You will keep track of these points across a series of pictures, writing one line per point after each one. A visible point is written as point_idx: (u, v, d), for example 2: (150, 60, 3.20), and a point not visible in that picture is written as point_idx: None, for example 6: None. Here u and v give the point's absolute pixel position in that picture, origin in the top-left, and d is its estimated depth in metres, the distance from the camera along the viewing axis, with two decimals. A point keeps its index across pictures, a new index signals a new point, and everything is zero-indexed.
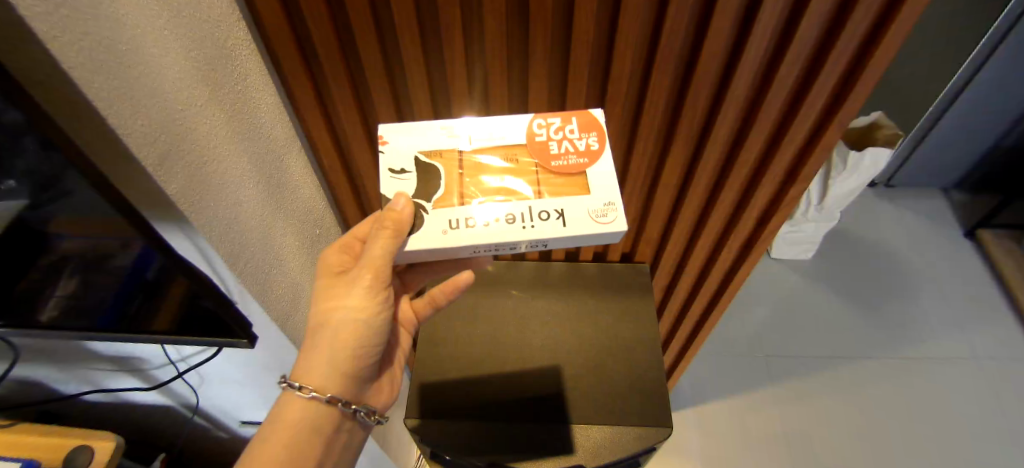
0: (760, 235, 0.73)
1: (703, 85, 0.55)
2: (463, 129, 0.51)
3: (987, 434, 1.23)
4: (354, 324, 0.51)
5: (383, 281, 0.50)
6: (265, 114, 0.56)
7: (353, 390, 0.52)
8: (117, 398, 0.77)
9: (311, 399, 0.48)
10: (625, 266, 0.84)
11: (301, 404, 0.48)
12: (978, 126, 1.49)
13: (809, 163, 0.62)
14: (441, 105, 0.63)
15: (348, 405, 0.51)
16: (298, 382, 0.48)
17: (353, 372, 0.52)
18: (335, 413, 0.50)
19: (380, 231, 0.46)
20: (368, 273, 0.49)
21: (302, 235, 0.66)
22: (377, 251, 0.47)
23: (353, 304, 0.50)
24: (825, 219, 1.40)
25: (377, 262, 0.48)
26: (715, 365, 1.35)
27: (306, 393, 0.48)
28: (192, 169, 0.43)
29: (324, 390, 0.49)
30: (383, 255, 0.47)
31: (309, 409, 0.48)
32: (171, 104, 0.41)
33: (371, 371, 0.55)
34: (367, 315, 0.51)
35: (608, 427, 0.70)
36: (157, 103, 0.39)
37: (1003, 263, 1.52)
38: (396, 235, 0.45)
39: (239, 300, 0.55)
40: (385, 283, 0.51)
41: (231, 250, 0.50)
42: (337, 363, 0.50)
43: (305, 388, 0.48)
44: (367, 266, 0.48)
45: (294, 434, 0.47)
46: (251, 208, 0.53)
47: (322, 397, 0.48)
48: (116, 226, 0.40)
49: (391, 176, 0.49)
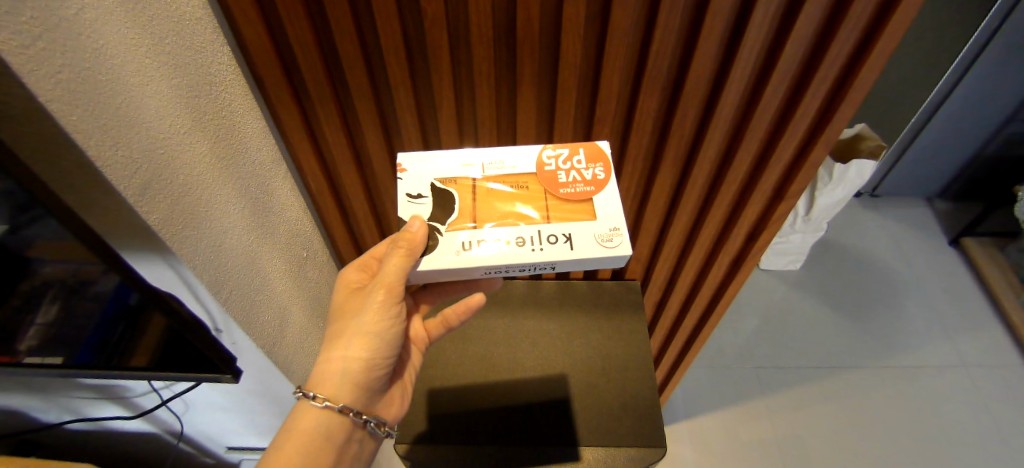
0: (750, 251, 0.74)
1: (690, 104, 0.55)
2: (476, 158, 0.51)
3: (980, 444, 1.23)
4: (365, 337, 0.49)
5: (395, 299, 0.49)
6: (250, 139, 0.55)
7: (363, 402, 0.51)
8: (97, 425, 0.74)
9: (325, 408, 0.47)
10: (616, 284, 0.83)
11: (315, 412, 0.47)
12: (958, 136, 1.53)
13: (797, 181, 0.63)
14: (429, 129, 0.63)
15: (359, 415, 0.50)
16: (313, 392, 0.48)
17: (364, 384, 0.50)
18: (349, 422, 0.49)
19: (393, 251, 0.45)
20: (381, 290, 0.48)
21: (289, 258, 0.65)
22: (390, 271, 0.46)
23: (365, 320, 0.49)
24: (813, 230, 1.42)
25: (390, 281, 0.47)
26: (706, 378, 1.35)
27: (320, 403, 0.47)
28: (172, 199, 0.43)
29: (336, 400, 0.48)
30: (396, 275, 0.46)
31: (324, 418, 0.47)
32: (153, 135, 0.41)
33: (382, 383, 0.54)
34: (380, 328, 0.50)
35: (600, 448, 0.69)
36: (139, 135, 0.39)
37: (988, 269, 1.54)
38: (408, 256, 0.45)
39: (221, 328, 0.54)
40: (398, 299, 0.50)
41: (214, 278, 0.49)
42: (353, 375, 0.49)
43: (319, 398, 0.47)
44: (380, 282, 0.47)
45: (307, 444, 0.46)
46: (234, 233, 0.52)
47: (334, 406, 0.48)
48: (77, 252, 0.38)
49: (408, 200, 0.49)
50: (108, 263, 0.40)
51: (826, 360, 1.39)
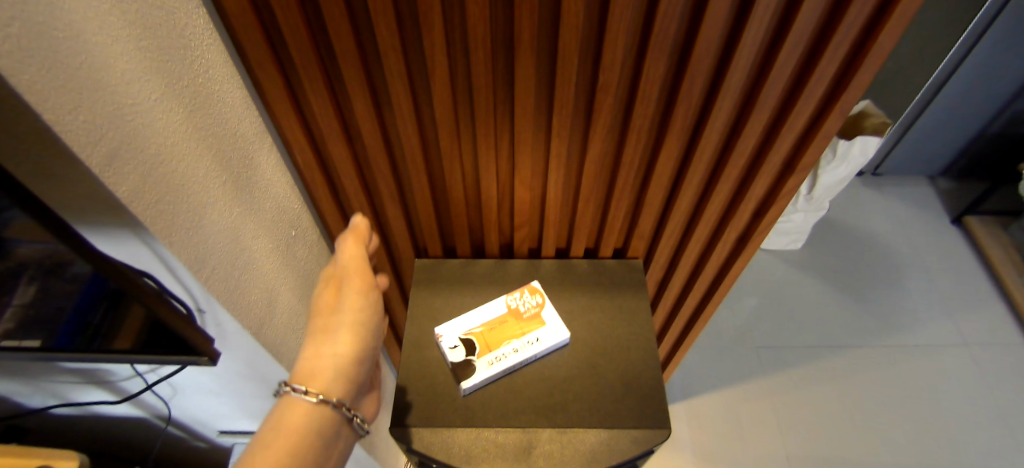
0: (757, 227, 0.71)
1: (698, 71, 0.52)
2: None
3: (979, 422, 1.24)
4: (352, 324, 0.53)
5: (369, 284, 0.56)
6: (231, 109, 0.52)
7: (352, 396, 0.51)
8: (84, 410, 0.71)
9: (319, 403, 0.46)
10: (618, 263, 0.79)
11: (307, 408, 0.46)
12: (964, 113, 1.50)
13: (807, 154, 0.60)
14: (422, 100, 0.60)
15: (350, 410, 0.49)
16: (304, 386, 0.47)
17: (354, 377, 0.51)
18: (338, 418, 0.48)
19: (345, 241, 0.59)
20: (355, 275, 0.56)
21: (275, 236, 0.62)
22: (352, 255, 0.57)
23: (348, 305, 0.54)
24: (814, 208, 1.40)
25: (357, 265, 0.57)
26: (705, 358, 1.35)
27: (312, 397, 0.46)
28: (145, 169, 0.40)
29: (330, 394, 0.48)
30: (357, 256, 0.58)
31: (315, 414, 0.46)
32: (120, 98, 0.37)
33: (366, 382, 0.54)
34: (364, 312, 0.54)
35: (600, 431, 0.62)
36: (103, 98, 0.36)
37: (990, 248, 1.54)
38: (357, 238, 0.59)
39: (205, 308, 0.51)
40: (373, 284, 0.57)
41: (194, 256, 0.46)
42: (340, 368, 0.50)
43: (312, 393, 0.46)
44: (352, 267, 0.57)
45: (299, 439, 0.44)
46: (214, 208, 0.49)
47: (329, 400, 0.47)
48: (38, 233, 0.35)
49: None
50: (61, 238, 0.36)
51: (827, 340, 1.38)
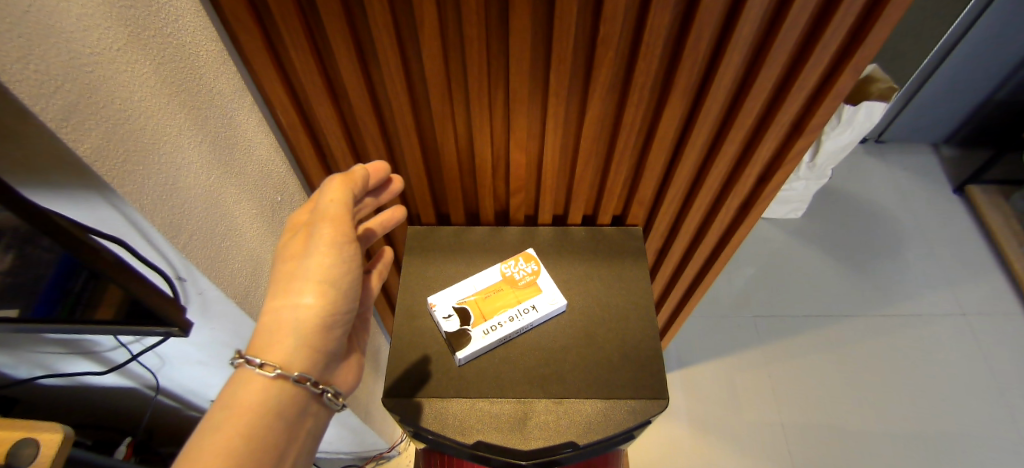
0: (761, 193, 0.69)
1: (707, 24, 0.48)
2: None
3: (971, 388, 1.26)
4: (320, 284, 0.49)
5: (343, 237, 0.51)
6: (206, 64, 0.48)
7: (320, 369, 0.49)
8: (73, 380, 0.71)
9: (276, 377, 0.44)
10: (617, 230, 0.77)
11: (263, 384, 0.44)
12: (973, 78, 1.46)
13: (817, 115, 0.57)
14: (411, 56, 0.55)
15: (317, 385, 0.47)
16: (258, 359, 0.44)
17: (320, 348, 0.48)
18: (304, 394, 0.46)
19: (336, 184, 0.52)
20: (327, 224, 0.50)
21: (259, 202, 0.59)
22: (331, 203, 0.51)
23: (314, 263, 0.49)
24: (815, 176, 1.37)
25: (333, 213, 0.51)
26: (702, 328, 1.36)
27: (268, 372, 0.44)
28: (111, 127, 0.37)
29: (290, 369, 0.45)
30: (338, 206, 0.51)
31: (274, 390, 0.44)
32: (79, 48, 0.34)
33: (339, 348, 0.52)
34: (334, 270, 0.50)
35: (596, 401, 0.61)
36: (61, 45, 0.32)
37: (991, 217, 1.52)
38: (348, 185, 0.53)
39: (185, 275, 0.49)
40: (348, 238, 0.51)
41: (168, 221, 0.44)
42: (304, 338, 0.47)
43: (267, 367, 0.44)
44: (325, 216, 0.50)
45: (254, 420, 0.42)
46: (191, 171, 0.46)
47: (288, 375, 0.45)
48: None
49: None
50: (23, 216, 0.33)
51: (824, 309, 1.39)
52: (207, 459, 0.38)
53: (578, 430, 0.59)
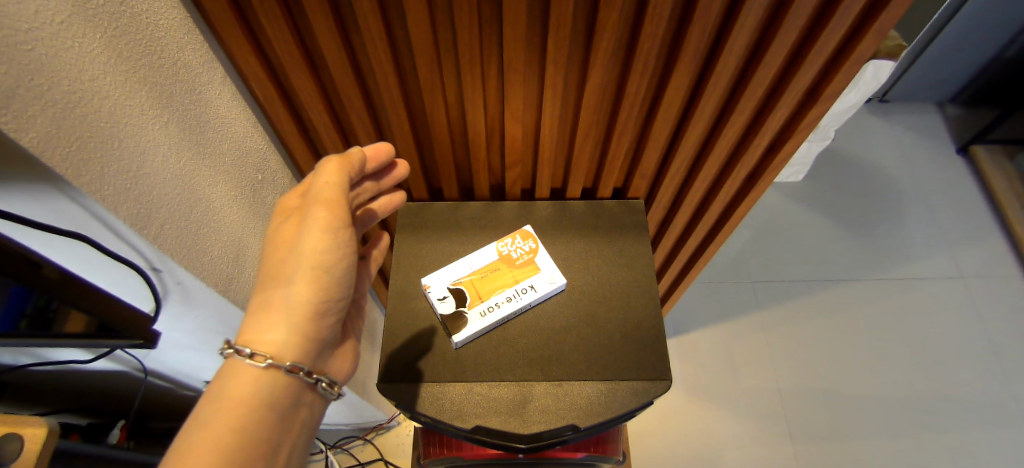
0: (771, 163, 0.66)
1: None
2: None
3: (962, 348, 1.29)
4: (309, 274, 0.46)
5: (336, 222, 0.48)
6: (167, 34, 0.42)
7: (314, 357, 0.47)
8: (60, 367, 0.68)
9: (267, 368, 0.42)
10: (617, 204, 0.74)
11: (253, 375, 0.42)
12: (986, 34, 1.39)
13: (837, 79, 0.52)
14: (392, 18, 0.50)
15: (310, 374, 0.45)
16: (248, 349, 0.42)
17: (313, 337, 0.46)
18: (298, 384, 0.45)
19: (329, 165, 0.49)
20: (321, 209, 0.47)
21: (238, 183, 0.55)
22: (323, 186, 0.48)
23: (303, 251, 0.46)
24: (819, 138, 1.33)
25: (327, 197, 0.47)
26: (701, 295, 1.36)
27: (259, 362, 0.42)
28: (59, 111, 0.33)
29: (282, 359, 0.43)
30: (334, 189, 0.48)
31: (266, 380, 0.42)
32: (15, 21, 0.29)
33: (332, 336, 0.50)
34: (325, 259, 0.47)
35: (597, 383, 0.61)
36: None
37: (994, 179, 1.50)
38: (343, 168, 0.49)
39: (161, 267, 0.46)
40: (343, 224, 0.48)
41: (134, 212, 0.40)
42: (297, 326, 0.45)
43: (258, 357, 0.42)
44: (318, 200, 0.47)
45: (245, 412, 0.41)
46: (157, 155, 0.42)
47: (281, 365, 0.43)
48: None
49: None
50: None
51: (823, 274, 1.39)
52: (199, 457, 0.37)
53: (580, 412, 0.59)
